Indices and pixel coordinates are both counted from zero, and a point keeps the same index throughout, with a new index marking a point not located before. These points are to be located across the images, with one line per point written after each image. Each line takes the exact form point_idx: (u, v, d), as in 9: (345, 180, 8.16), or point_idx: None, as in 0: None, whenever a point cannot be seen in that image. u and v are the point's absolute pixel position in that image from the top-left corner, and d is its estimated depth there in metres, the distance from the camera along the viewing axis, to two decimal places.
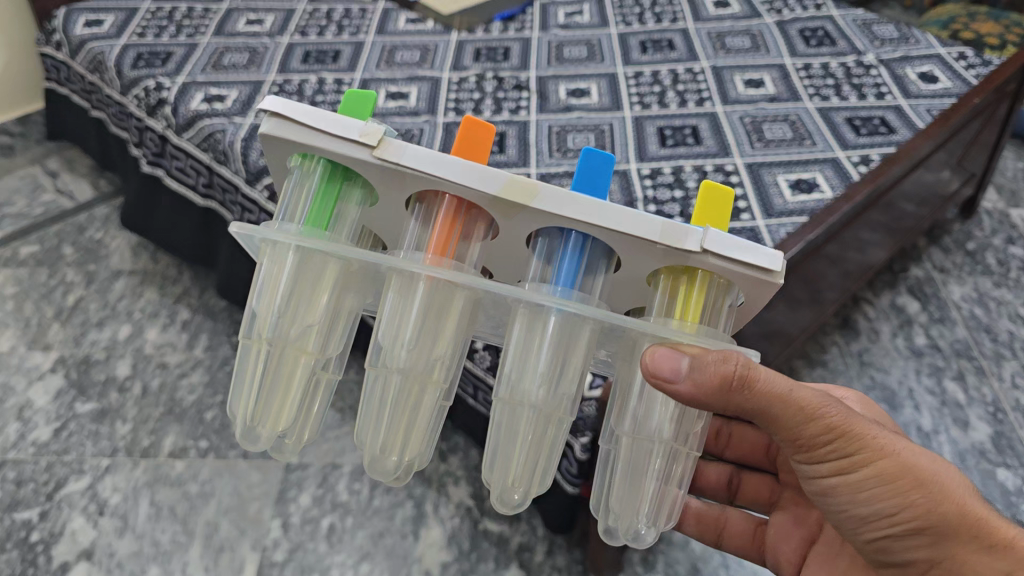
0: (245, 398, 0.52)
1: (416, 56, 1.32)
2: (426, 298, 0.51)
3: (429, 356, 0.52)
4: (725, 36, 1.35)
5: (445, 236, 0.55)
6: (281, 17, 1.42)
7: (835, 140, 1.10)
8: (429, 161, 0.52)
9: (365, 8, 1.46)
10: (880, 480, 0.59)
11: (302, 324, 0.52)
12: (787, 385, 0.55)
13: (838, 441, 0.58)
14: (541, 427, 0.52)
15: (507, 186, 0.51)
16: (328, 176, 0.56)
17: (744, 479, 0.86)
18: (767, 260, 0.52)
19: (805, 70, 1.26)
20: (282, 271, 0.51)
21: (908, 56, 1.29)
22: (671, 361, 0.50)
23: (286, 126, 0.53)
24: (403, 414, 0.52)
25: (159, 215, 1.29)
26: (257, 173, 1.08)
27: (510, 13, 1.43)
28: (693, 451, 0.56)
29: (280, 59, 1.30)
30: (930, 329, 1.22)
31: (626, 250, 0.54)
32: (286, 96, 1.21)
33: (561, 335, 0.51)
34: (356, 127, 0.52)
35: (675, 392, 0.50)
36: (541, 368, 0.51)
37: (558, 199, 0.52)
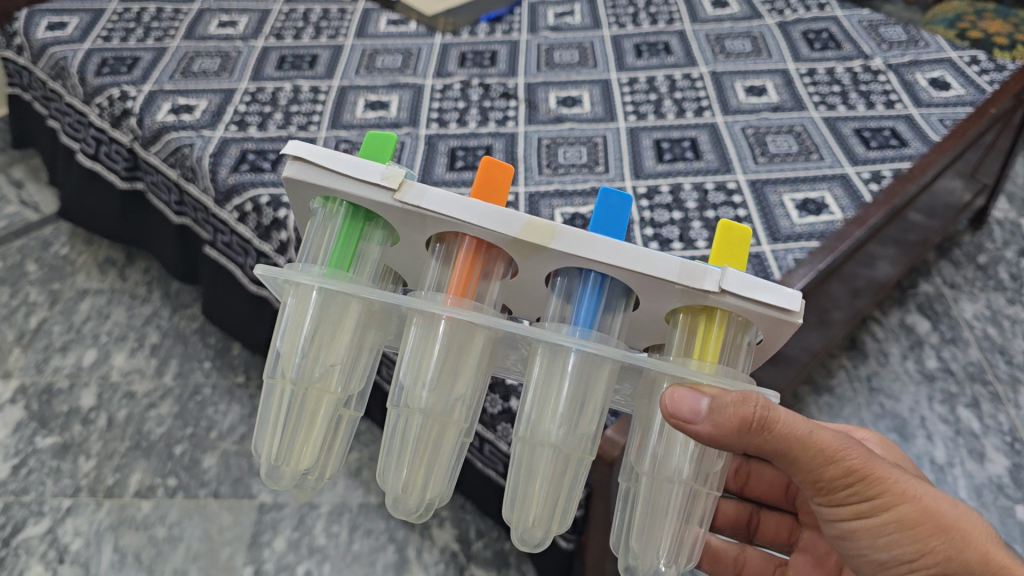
0: (264, 440, 0.45)
1: (398, 61, 1.24)
2: (448, 333, 0.44)
3: (450, 396, 0.44)
4: (724, 39, 1.28)
5: (465, 275, 0.48)
6: (255, 19, 1.35)
7: (843, 154, 1.04)
8: (453, 206, 0.45)
9: (344, 8, 1.38)
10: (899, 526, 0.53)
11: (324, 363, 0.45)
12: (808, 425, 0.49)
13: (859, 484, 0.51)
14: (571, 474, 0.44)
15: (526, 228, 0.45)
16: (350, 219, 0.49)
17: (766, 518, 0.81)
18: (785, 298, 0.44)
19: (810, 77, 1.19)
20: (306, 307, 0.45)
21: (917, 60, 1.22)
22: (689, 401, 0.43)
23: (307, 171, 0.46)
24: (421, 461, 0.44)
25: (148, 227, 1.23)
26: (227, 192, 1.00)
27: (498, 13, 1.35)
28: (714, 491, 0.47)
29: (253, 65, 1.22)
30: (941, 352, 1.16)
31: (658, 295, 0.47)
32: (259, 106, 1.14)
33: (585, 375, 0.44)
34: (376, 169, 0.46)
35: (696, 436, 0.43)
36: (566, 409, 0.44)
37: (579, 240, 0.45)
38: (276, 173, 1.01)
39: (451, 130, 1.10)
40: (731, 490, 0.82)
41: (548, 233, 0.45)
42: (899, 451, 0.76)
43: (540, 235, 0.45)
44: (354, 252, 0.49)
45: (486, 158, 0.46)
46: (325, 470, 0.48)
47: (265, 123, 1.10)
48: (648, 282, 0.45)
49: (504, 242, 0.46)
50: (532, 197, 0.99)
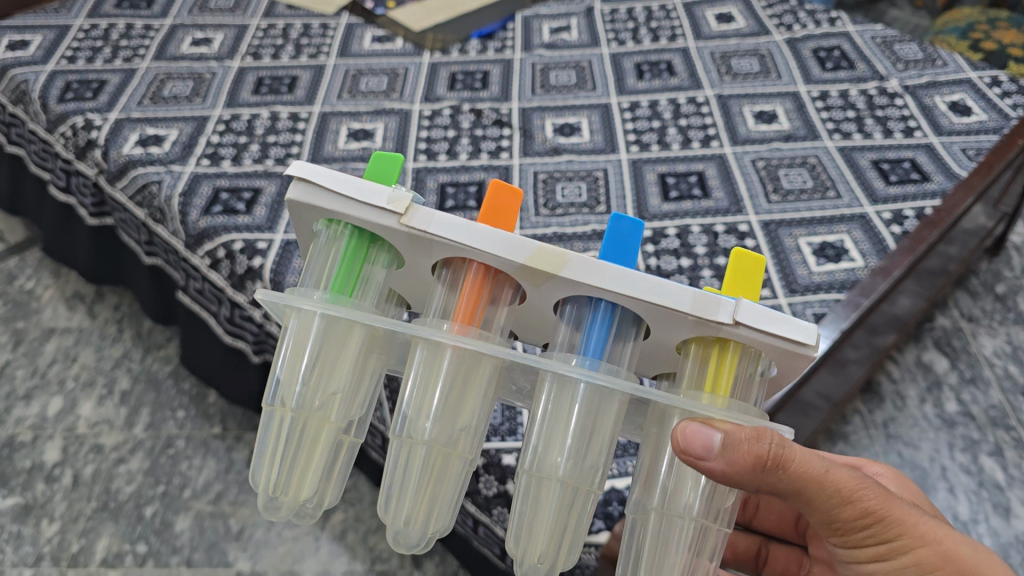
0: (263, 470, 0.42)
1: (383, 83, 1.17)
2: (454, 363, 0.41)
3: (456, 426, 0.41)
4: (730, 57, 1.20)
5: (471, 304, 0.44)
6: (231, 35, 1.27)
7: (862, 190, 0.97)
8: (461, 231, 0.42)
9: (327, 23, 1.30)
10: (916, 567, 0.53)
11: (325, 391, 0.42)
12: (827, 466, 0.48)
13: (877, 526, 0.51)
14: (580, 509, 0.41)
15: (536, 254, 0.41)
16: (354, 240, 0.45)
17: (775, 551, 0.74)
18: (800, 330, 0.41)
19: (823, 101, 1.11)
20: (308, 334, 0.42)
21: (935, 82, 1.15)
22: (702, 434, 0.39)
23: (310, 192, 0.43)
24: (424, 494, 0.41)
25: (122, 264, 1.14)
26: (198, 237, 0.92)
27: (489, 29, 1.28)
28: (724, 530, 0.43)
29: (228, 89, 1.15)
30: (962, 394, 1.10)
31: (672, 330, 0.43)
32: (234, 135, 1.06)
33: (595, 407, 0.40)
34: (382, 193, 0.42)
35: (707, 471, 0.40)
36: (574, 439, 0.40)
37: (591, 268, 0.41)
38: (252, 215, 0.94)
39: (441, 163, 1.02)
40: (741, 520, 0.76)
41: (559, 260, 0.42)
42: (914, 489, 0.70)
43: (549, 262, 0.41)
44: (356, 279, 0.45)
45: (493, 182, 0.43)
46: (321, 501, 0.44)
47: (240, 155, 1.03)
48: (661, 314, 0.42)
49: (511, 269, 0.42)
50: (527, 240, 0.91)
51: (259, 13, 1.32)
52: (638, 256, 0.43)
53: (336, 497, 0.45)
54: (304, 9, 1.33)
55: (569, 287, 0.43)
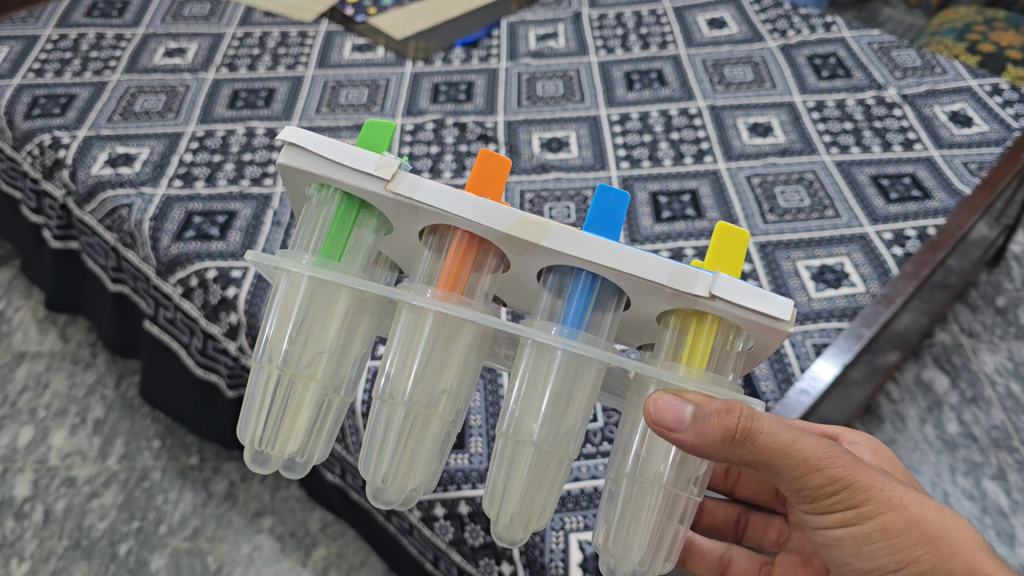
0: (252, 422, 0.46)
1: (363, 96, 1.13)
2: (434, 329, 0.45)
3: (434, 388, 0.45)
4: (722, 65, 1.16)
5: (456, 268, 0.48)
6: (206, 45, 1.23)
7: (861, 209, 0.93)
8: (445, 198, 0.46)
9: (305, 31, 1.26)
10: (882, 533, 0.53)
11: (312, 352, 0.46)
12: (792, 438, 0.50)
13: (843, 493, 0.52)
14: (550, 468, 0.45)
15: (519, 224, 0.45)
16: (344, 206, 0.49)
17: (754, 518, 0.75)
18: (770, 304, 0.44)
19: (819, 111, 1.08)
20: (296, 298, 0.46)
21: (935, 90, 1.11)
22: (672, 407, 0.43)
23: (306, 157, 0.47)
24: (405, 450, 0.45)
25: (85, 292, 1.09)
26: (170, 263, 0.88)
27: (473, 37, 1.23)
28: (694, 500, 0.47)
29: (202, 104, 1.10)
30: (964, 414, 1.07)
31: (647, 297, 0.47)
32: (208, 154, 1.02)
33: (570, 370, 0.45)
34: (372, 159, 0.46)
35: (677, 439, 0.44)
36: (546, 402, 0.44)
37: (572, 239, 0.45)
38: (226, 241, 0.90)
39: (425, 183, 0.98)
40: (721, 491, 0.78)
41: (541, 230, 0.45)
42: (892, 459, 0.68)
43: (533, 232, 0.45)
44: (343, 243, 0.49)
45: (482, 152, 0.47)
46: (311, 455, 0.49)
47: (215, 175, 0.99)
48: (635, 283, 0.45)
49: (496, 238, 0.46)
50: None
51: (235, 21, 1.28)
52: (622, 229, 0.46)
53: (326, 452, 0.50)
54: (282, 17, 1.29)
55: (552, 258, 0.46)
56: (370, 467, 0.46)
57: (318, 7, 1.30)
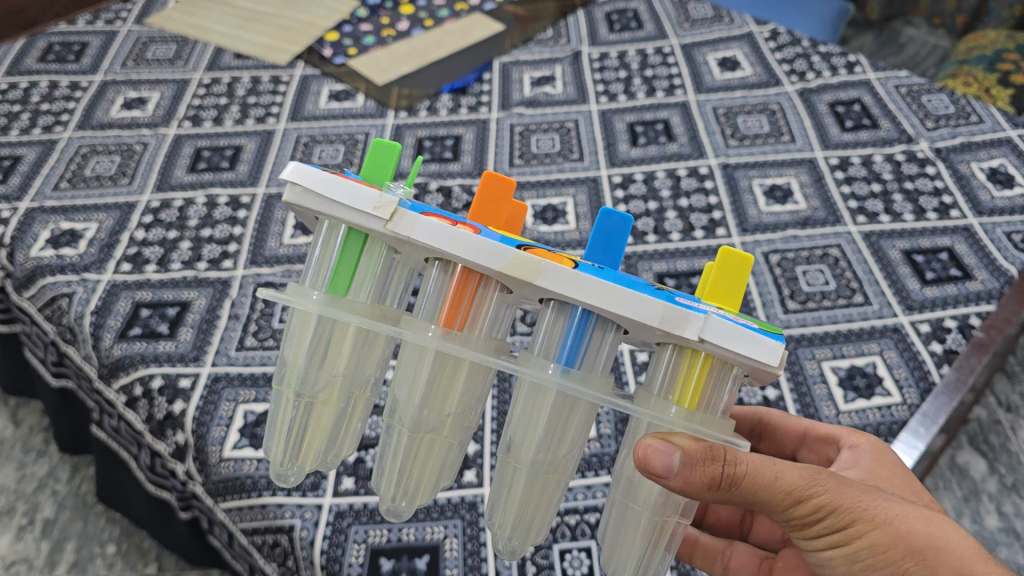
0: (271, 445, 0.46)
1: (339, 154, 1.02)
2: (437, 360, 0.44)
3: (440, 414, 0.44)
4: (735, 114, 1.05)
5: (456, 300, 0.45)
6: (169, 93, 1.12)
7: (893, 293, 0.82)
8: (444, 237, 0.43)
9: (279, 75, 1.15)
10: (875, 552, 0.48)
11: (325, 375, 0.46)
12: (772, 470, 0.46)
13: (831, 518, 0.47)
14: (550, 491, 0.44)
15: (513, 263, 0.42)
16: (349, 240, 0.46)
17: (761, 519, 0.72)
18: (764, 349, 0.41)
19: (843, 170, 0.97)
20: (309, 322, 0.45)
21: (970, 143, 1.00)
22: (660, 457, 0.41)
23: (304, 196, 0.44)
24: (413, 471, 0.45)
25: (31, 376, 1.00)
26: (112, 368, 0.78)
27: (463, 82, 1.13)
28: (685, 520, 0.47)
29: (160, 167, 1.00)
30: (1004, 506, 0.96)
31: (642, 331, 0.44)
32: (162, 229, 0.92)
33: (568, 404, 0.44)
34: (369, 198, 0.43)
35: (666, 485, 0.42)
36: (547, 431, 0.44)
37: (568, 279, 0.42)
38: (176, 340, 0.80)
39: None
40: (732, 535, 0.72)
41: (536, 269, 0.42)
42: (893, 463, 0.60)
43: (528, 271, 0.42)
44: (352, 269, 0.46)
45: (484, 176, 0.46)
46: (337, 456, 0.49)
47: (168, 256, 0.89)
48: (632, 322, 0.43)
49: (492, 274, 0.43)
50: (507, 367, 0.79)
51: (203, 65, 1.17)
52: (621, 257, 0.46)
53: (354, 451, 0.50)
54: (254, 60, 1.18)
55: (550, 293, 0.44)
56: (380, 484, 0.46)
57: (294, 48, 1.20)
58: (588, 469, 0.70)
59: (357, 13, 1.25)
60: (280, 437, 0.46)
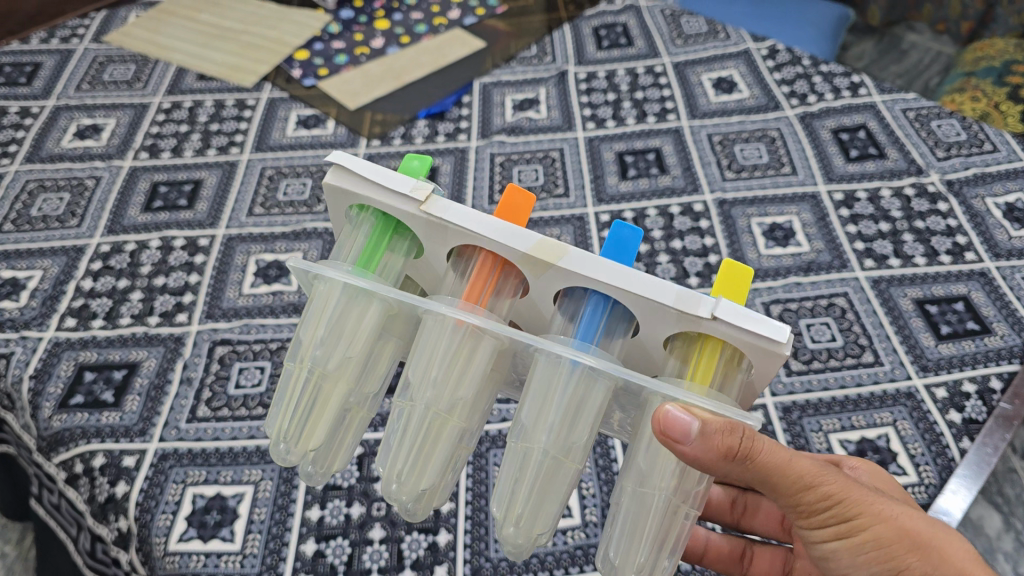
0: (278, 415, 0.48)
1: (306, 189, 0.95)
2: (455, 340, 0.47)
3: (451, 395, 0.47)
4: (732, 142, 0.98)
5: (479, 284, 0.51)
6: (126, 120, 1.05)
7: (906, 351, 0.76)
8: (476, 221, 0.49)
9: (244, 99, 1.08)
10: (876, 546, 0.51)
11: (340, 355, 0.48)
12: (786, 454, 0.49)
13: (837, 507, 0.50)
14: (559, 476, 0.46)
15: (538, 245, 0.48)
16: (379, 226, 0.53)
17: (761, 552, 0.68)
18: (769, 328, 0.46)
19: (848, 207, 0.90)
20: (329, 305, 0.49)
21: (985, 175, 0.93)
22: (680, 420, 0.43)
23: (347, 178, 0.51)
24: (420, 451, 0.47)
25: None
26: (49, 443, 0.71)
27: (441, 106, 1.05)
28: (692, 508, 0.48)
29: (113, 205, 0.93)
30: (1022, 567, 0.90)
31: (656, 320, 0.49)
32: (112, 277, 0.84)
33: (582, 385, 0.47)
34: (406, 182, 0.50)
35: (682, 452, 0.44)
36: (557, 410, 0.46)
37: (587, 262, 0.48)
38: (121, 410, 0.73)
39: None
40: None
41: (560, 251, 0.48)
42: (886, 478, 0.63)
43: (550, 253, 0.48)
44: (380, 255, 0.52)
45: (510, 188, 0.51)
46: (331, 459, 0.51)
47: (117, 309, 0.81)
48: (645, 304, 0.48)
49: (517, 258, 0.49)
50: (484, 441, 0.72)
51: (163, 88, 1.10)
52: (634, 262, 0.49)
53: (346, 462, 0.52)
54: (218, 82, 1.10)
55: (568, 280, 0.49)
56: (386, 466, 0.47)
57: (261, 68, 1.12)
58: (565, 566, 0.64)
59: (329, 30, 1.18)
60: (290, 411, 0.48)
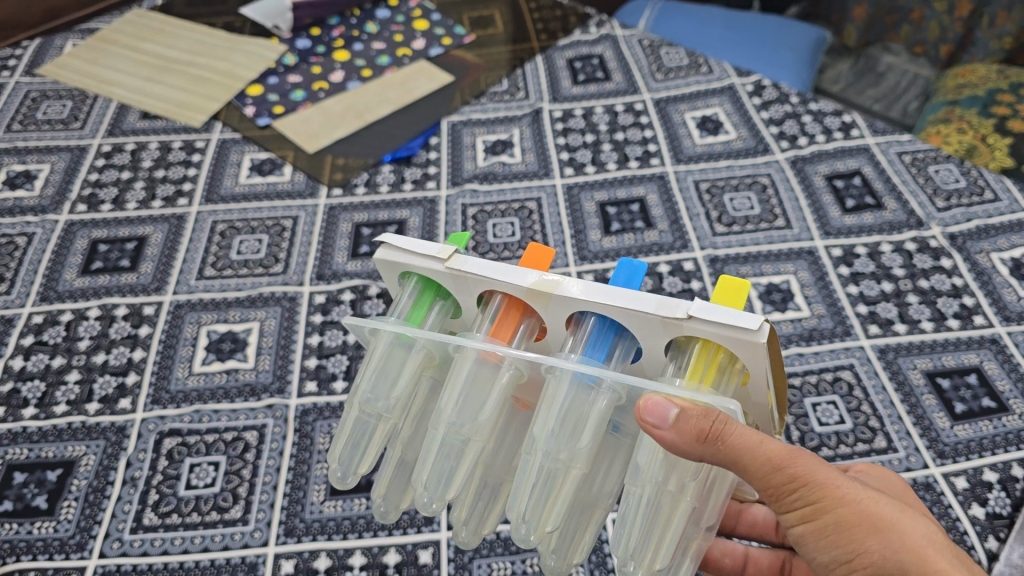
0: (335, 444, 0.52)
1: (262, 247, 0.87)
2: (474, 369, 0.50)
3: (474, 416, 0.49)
4: (721, 190, 0.92)
5: (501, 318, 0.53)
6: (62, 165, 0.96)
7: (920, 435, 0.71)
8: (487, 268, 0.51)
9: (192, 141, 0.99)
10: (839, 528, 0.48)
11: (382, 391, 0.51)
12: (758, 435, 0.45)
13: (804, 490, 0.47)
14: (566, 484, 0.48)
15: (536, 280, 0.50)
16: (425, 289, 0.56)
17: (800, 561, 0.63)
18: (746, 319, 0.46)
19: (848, 265, 0.84)
20: (373, 347, 0.52)
21: (989, 227, 0.88)
22: (659, 407, 0.44)
23: (385, 252, 0.54)
24: (448, 470, 0.49)
25: None
26: None
27: (407, 149, 0.98)
28: (691, 502, 0.48)
29: (47, 268, 0.84)
30: None
31: (652, 339, 0.50)
32: (46, 354, 0.76)
33: (586, 399, 0.48)
34: (432, 246, 0.53)
35: (662, 439, 0.44)
36: (558, 416, 0.48)
37: (584, 289, 0.50)
38: (56, 519, 0.65)
39: (341, 397, 0.73)
40: None
41: (558, 284, 0.50)
42: (892, 478, 0.60)
43: (550, 287, 0.50)
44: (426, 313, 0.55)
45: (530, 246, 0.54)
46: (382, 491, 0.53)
47: (51, 394, 0.73)
48: (644, 325, 0.49)
49: (520, 295, 0.51)
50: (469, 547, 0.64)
51: (103, 128, 1.01)
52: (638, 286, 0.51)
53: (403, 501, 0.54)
54: (164, 121, 1.02)
55: (571, 311, 0.50)
56: (417, 480, 0.49)
57: (211, 105, 1.03)
58: None
59: (284, 61, 1.10)
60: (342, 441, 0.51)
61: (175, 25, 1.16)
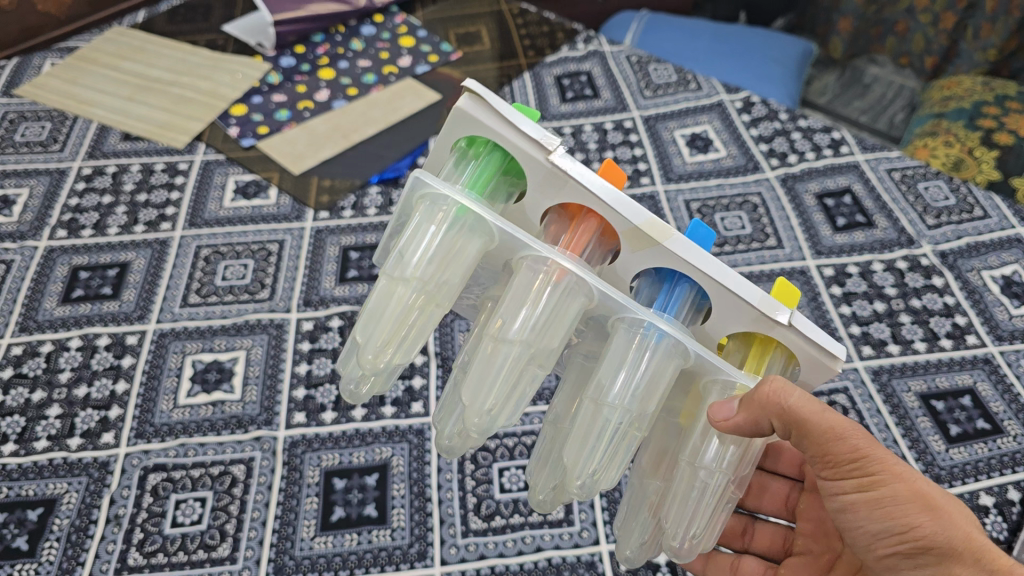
0: (369, 317, 0.49)
1: (247, 272, 0.85)
2: (554, 295, 0.50)
3: (547, 341, 0.50)
4: (711, 210, 0.91)
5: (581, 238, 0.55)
6: (41, 189, 0.94)
7: (917, 459, 0.70)
8: (592, 183, 0.51)
9: (175, 162, 0.98)
10: (892, 501, 0.51)
11: (439, 278, 0.50)
12: (821, 405, 0.51)
13: (864, 460, 0.51)
14: (630, 440, 0.50)
15: (649, 221, 0.50)
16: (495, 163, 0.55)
17: (762, 528, 0.68)
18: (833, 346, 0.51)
19: (840, 284, 0.84)
20: (439, 228, 0.50)
21: (979, 245, 0.87)
22: (726, 404, 0.49)
23: (482, 108, 0.52)
24: (509, 385, 0.49)
25: None
26: None
27: (395, 171, 0.96)
28: (735, 494, 0.54)
29: (26, 296, 0.82)
30: None
31: (728, 312, 0.52)
32: (26, 388, 0.74)
33: (667, 357, 0.51)
34: (537, 130, 0.51)
35: (736, 429, 0.49)
36: (643, 375, 0.50)
37: (689, 247, 0.51)
38: (38, 561, 0.63)
39: (330, 427, 0.72)
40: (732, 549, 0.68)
41: (667, 232, 0.51)
42: None
43: (659, 231, 0.50)
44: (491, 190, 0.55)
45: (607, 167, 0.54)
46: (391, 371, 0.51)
47: (31, 429, 0.71)
48: (731, 302, 0.51)
49: (622, 225, 0.51)
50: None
51: (83, 150, 0.99)
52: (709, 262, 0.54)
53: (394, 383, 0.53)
54: (145, 143, 1.00)
55: (664, 259, 0.52)
56: (472, 390, 0.48)
57: (194, 125, 1.02)
58: None
59: (269, 79, 1.08)
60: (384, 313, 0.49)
61: (157, 43, 1.14)
